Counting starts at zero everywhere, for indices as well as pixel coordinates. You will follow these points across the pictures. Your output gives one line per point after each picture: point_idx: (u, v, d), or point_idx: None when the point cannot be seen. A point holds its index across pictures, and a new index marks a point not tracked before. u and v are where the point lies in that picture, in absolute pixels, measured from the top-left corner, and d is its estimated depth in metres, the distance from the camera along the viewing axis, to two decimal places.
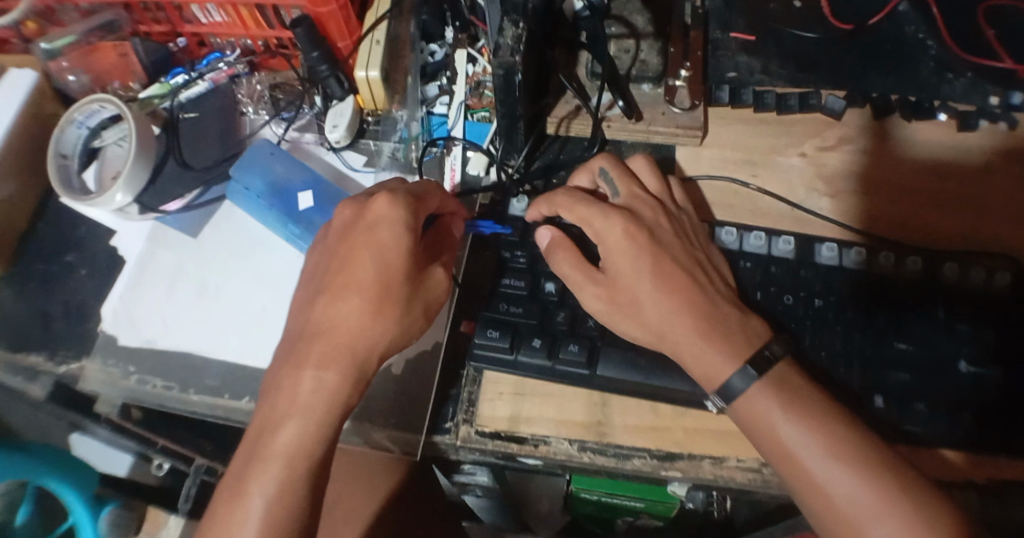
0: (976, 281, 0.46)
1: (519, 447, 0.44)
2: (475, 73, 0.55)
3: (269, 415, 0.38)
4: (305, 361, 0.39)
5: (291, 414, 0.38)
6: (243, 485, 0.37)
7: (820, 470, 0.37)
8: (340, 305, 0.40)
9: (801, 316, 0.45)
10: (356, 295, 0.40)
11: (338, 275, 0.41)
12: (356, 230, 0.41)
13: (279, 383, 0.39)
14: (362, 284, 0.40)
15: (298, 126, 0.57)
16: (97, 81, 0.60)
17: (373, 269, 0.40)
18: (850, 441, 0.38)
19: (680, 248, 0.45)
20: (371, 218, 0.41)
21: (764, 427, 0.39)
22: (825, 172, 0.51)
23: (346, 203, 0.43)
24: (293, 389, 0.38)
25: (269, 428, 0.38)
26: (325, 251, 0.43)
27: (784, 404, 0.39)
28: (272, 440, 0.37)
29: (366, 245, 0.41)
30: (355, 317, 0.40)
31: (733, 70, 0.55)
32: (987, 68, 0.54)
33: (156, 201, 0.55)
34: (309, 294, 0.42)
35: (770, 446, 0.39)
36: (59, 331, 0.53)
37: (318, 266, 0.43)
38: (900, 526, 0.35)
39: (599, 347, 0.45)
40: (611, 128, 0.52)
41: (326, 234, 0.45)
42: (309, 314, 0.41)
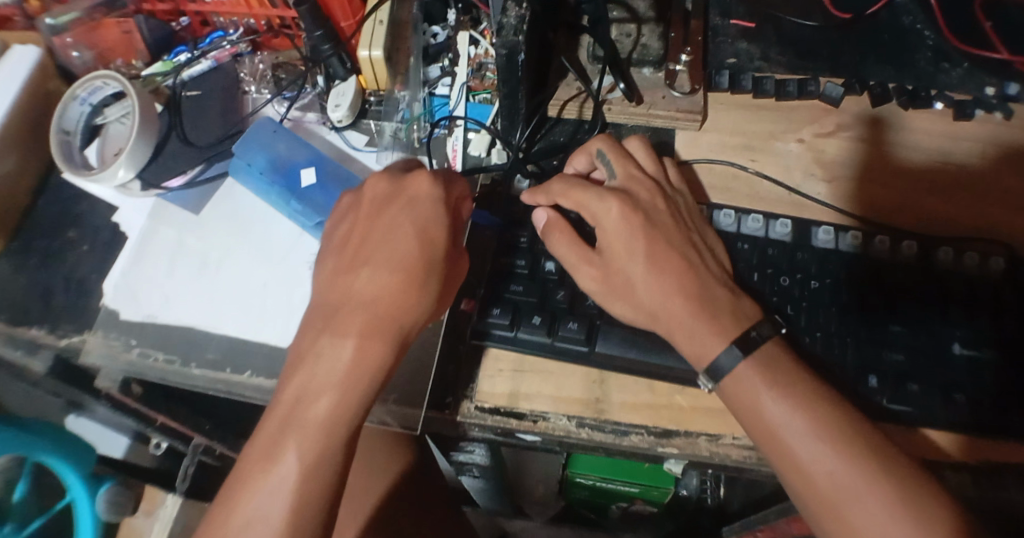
0: (971, 266, 0.47)
1: (519, 422, 0.45)
2: (477, 55, 0.55)
3: (306, 384, 0.38)
4: (344, 332, 0.38)
5: (330, 382, 0.37)
6: (277, 450, 0.36)
7: (802, 447, 0.37)
8: (381, 276, 0.40)
9: (796, 297, 0.46)
10: (398, 269, 0.40)
11: (374, 246, 0.41)
12: (396, 204, 0.42)
13: (314, 352, 0.38)
14: (404, 257, 0.40)
15: (300, 106, 0.57)
16: (100, 58, 0.60)
17: (416, 243, 0.41)
18: (834, 420, 0.38)
19: (673, 230, 0.45)
20: (412, 194, 0.42)
21: (749, 405, 0.39)
22: (823, 158, 0.52)
23: (380, 175, 0.44)
24: (333, 359, 0.38)
25: (308, 396, 0.37)
26: (356, 222, 0.43)
27: (769, 382, 0.39)
28: (313, 408, 0.37)
29: (408, 220, 0.41)
30: (397, 289, 0.40)
31: (733, 56, 0.56)
32: (984, 59, 0.55)
33: (158, 177, 0.55)
34: (341, 265, 0.41)
35: (755, 423, 0.39)
36: (60, 305, 0.53)
37: (349, 237, 0.42)
38: (878, 505, 0.35)
39: (598, 325, 0.46)
40: (612, 111, 0.52)
41: (354, 205, 0.44)
42: (344, 284, 0.40)
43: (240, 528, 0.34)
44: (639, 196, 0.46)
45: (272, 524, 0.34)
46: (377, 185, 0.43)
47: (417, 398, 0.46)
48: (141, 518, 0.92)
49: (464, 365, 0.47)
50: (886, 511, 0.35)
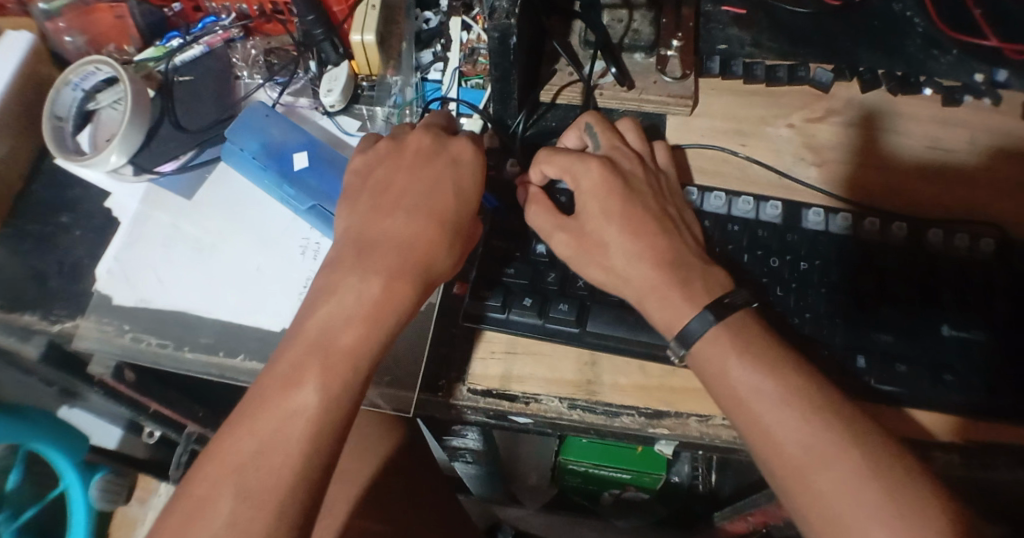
0: (961, 246, 0.48)
1: (511, 405, 0.45)
2: (469, 41, 0.56)
3: (334, 315, 0.39)
4: (377, 271, 0.40)
5: (356, 317, 0.38)
6: (298, 375, 0.37)
7: (769, 416, 0.38)
8: (417, 222, 0.41)
9: (786, 278, 0.46)
10: (434, 218, 0.41)
11: (411, 194, 0.42)
12: (438, 160, 0.44)
13: (344, 288, 0.39)
14: (439, 209, 0.42)
15: (293, 91, 0.57)
16: (93, 44, 0.60)
17: (452, 199, 0.42)
18: (802, 389, 0.38)
19: (650, 199, 0.45)
20: (454, 153, 0.44)
21: (718, 374, 0.40)
22: (813, 142, 0.52)
23: (425, 132, 0.45)
24: (361, 295, 0.39)
25: (336, 328, 0.38)
26: (394, 168, 0.44)
27: (740, 350, 0.39)
28: (340, 340, 0.38)
29: (449, 176, 0.43)
30: (429, 236, 0.41)
31: (724, 43, 0.56)
32: (974, 46, 0.55)
33: (151, 162, 0.55)
34: (376, 207, 0.42)
35: (724, 391, 0.39)
36: (53, 289, 0.53)
37: (384, 182, 0.43)
38: (849, 472, 0.35)
39: (588, 306, 0.46)
40: (603, 96, 0.53)
41: (393, 150, 0.45)
42: (377, 226, 0.41)
43: (249, 447, 0.35)
44: (621, 164, 0.46)
45: (285, 446, 0.35)
46: (419, 140, 0.45)
47: (410, 380, 0.47)
48: (135, 507, 0.92)
49: (458, 347, 0.47)
50: (855, 476, 0.35)
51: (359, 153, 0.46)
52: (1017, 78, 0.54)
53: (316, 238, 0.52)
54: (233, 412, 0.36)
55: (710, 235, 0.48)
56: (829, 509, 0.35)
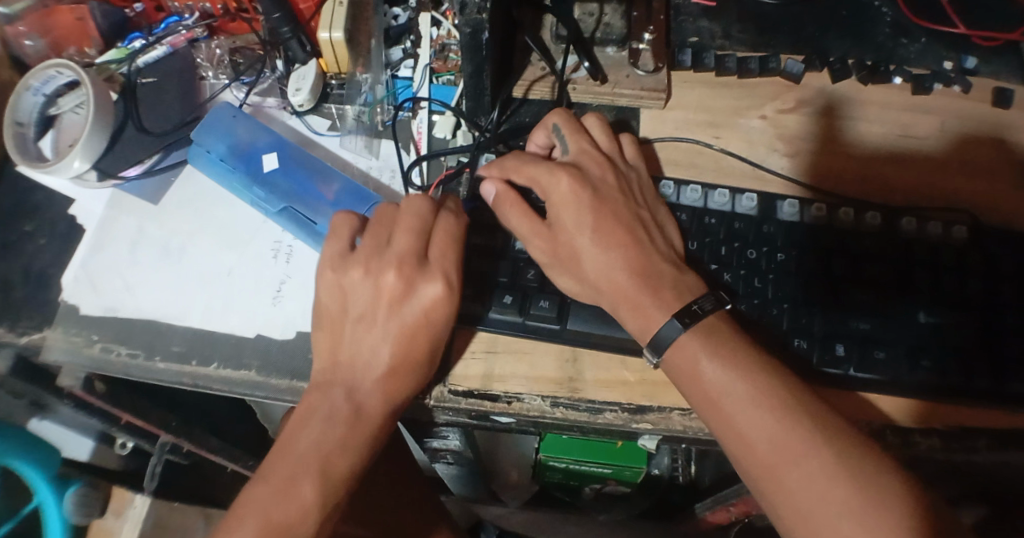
0: (934, 234, 0.48)
1: (492, 405, 0.45)
2: (440, 36, 0.53)
3: (321, 444, 0.41)
4: (363, 419, 0.42)
5: (343, 449, 0.42)
6: (293, 487, 0.40)
7: (740, 414, 0.39)
8: (394, 380, 0.43)
9: (764, 270, 0.46)
10: (407, 365, 0.43)
11: (388, 344, 0.43)
12: (411, 308, 0.43)
13: (332, 423, 0.41)
14: (415, 360, 0.43)
15: (260, 91, 0.56)
16: (54, 47, 0.58)
17: (424, 346, 0.43)
18: (773, 387, 0.39)
19: (622, 204, 0.46)
20: (423, 302, 0.42)
21: (690, 372, 0.41)
22: (786, 133, 0.52)
23: (397, 268, 0.43)
24: (349, 432, 0.42)
25: (328, 456, 0.41)
26: (370, 314, 0.44)
27: (712, 351, 0.40)
28: (332, 467, 0.41)
29: (421, 324, 0.42)
30: (406, 389, 0.43)
31: (695, 35, 0.56)
32: (942, 33, 0.56)
33: (115, 167, 0.54)
34: (354, 356, 0.43)
35: (697, 390, 0.41)
36: (18, 299, 0.52)
37: (361, 322, 0.44)
38: (817, 468, 0.37)
39: (569, 303, 0.46)
40: (577, 90, 0.52)
41: (366, 285, 0.44)
42: (355, 372, 0.43)
43: None
44: (590, 171, 0.47)
45: None
46: (391, 280, 0.43)
47: None
48: (110, 519, 0.91)
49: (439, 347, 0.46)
50: (823, 472, 0.37)
51: (331, 271, 0.45)
52: (984, 65, 0.55)
53: (289, 240, 0.51)
54: (231, 514, 0.40)
55: (686, 229, 0.48)
56: (799, 505, 0.37)
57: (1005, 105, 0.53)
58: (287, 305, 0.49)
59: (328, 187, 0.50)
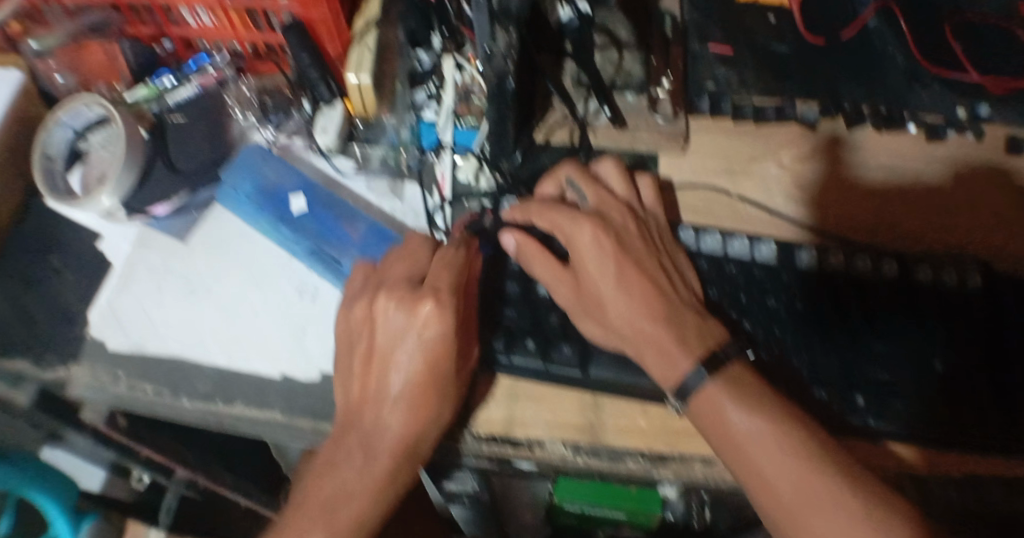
0: (949, 284, 0.49)
1: (515, 450, 0.46)
2: (463, 81, 0.55)
3: (337, 494, 0.43)
4: (375, 455, 0.43)
5: (361, 492, 0.43)
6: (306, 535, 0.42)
7: (765, 461, 0.39)
8: (400, 407, 0.43)
9: (783, 319, 0.47)
10: (410, 393, 0.43)
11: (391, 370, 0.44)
12: (411, 332, 0.44)
13: (345, 464, 0.43)
14: (421, 381, 0.43)
15: (287, 131, 0.57)
16: (83, 84, 0.60)
17: (422, 366, 0.43)
18: (796, 437, 0.40)
19: (643, 252, 0.47)
20: (421, 322, 0.43)
21: (716, 419, 0.41)
22: (801, 180, 0.53)
23: (390, 294, 0.45)
24: (363, 475, 0.43)
25: (341, 503, 0.43)
26: (371, 347, 0.45)
27: (736, 399, 0.41)
28: (342, 509, 0.43)
29: (422, 344, 0.43)
30: (418, 416, 0.43)
31: (711, 81, 0.56)
32: (955, 80, 0.57)
33: (143, 204, 0.54)
34: (364, 390, 0.44)
35: (721, 437, 0.41)
36: (45, 334, 0.52)
37: (369, 357, 0.45)
38: (842, 518, 0.37)
39: (591, 350, 0.46)
40: (597, 136, 0.54)
41: (366, 322, 0.45)
42: (368, 405, 0.44)
43: None
44: (612, 218, 0.48)
45: None
46: (386, 306, 0.44)
47: None
48: None
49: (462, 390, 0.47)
50: (848, 522, 0.37)
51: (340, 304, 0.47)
52: (994, 113, 0.55)
53: (315, 281, 0.52)
54: None
55: (705, 276, 0.49)
56: None
57: (1017, 152, 0.54)
58: (312, 345, 0.50)
59: (354, 228, 0.52)
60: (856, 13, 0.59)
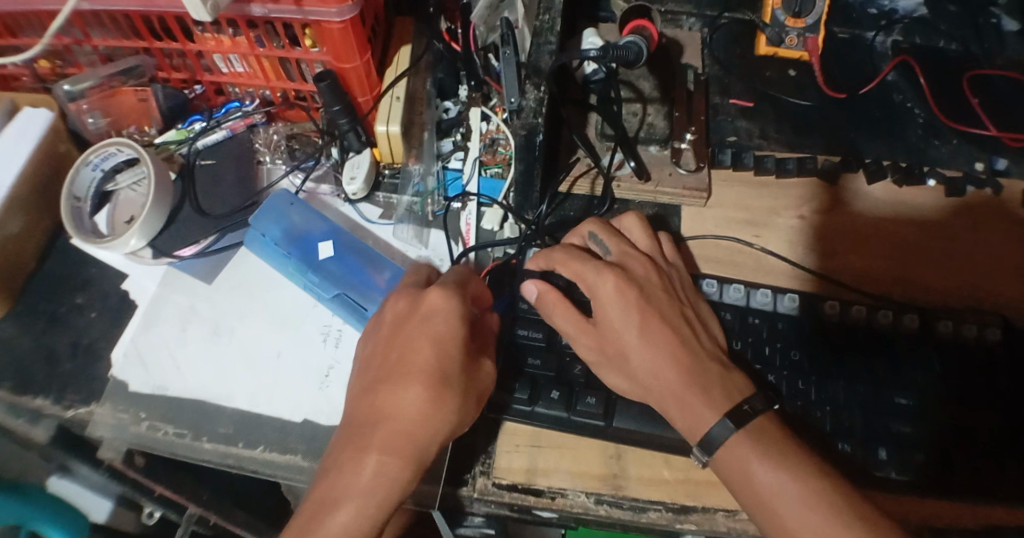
0: (970, 337, 0.48)
1: (536, 499, 0.45)
2: (489, 130, 0.58)
3: (328, 496, 0.39)
4: (369, 447, 0.40)
5: (351, 494, 0.39)
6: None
7: (792, 514, 0.39)
8: (403, 393, 0.41)
9: (807, 372, 0.47)
10: (415, 384, 0.41)
11: (397, 361, 0.43)
12: (415, 321, 0.44)
13: (339, 461, 0.40)
14: (422, 368, 0.42)
15: (315, 177, 0.59)
16: (114, 125, 0.61)
17: (430, 355, 0.42)
18: (823, 490, 0.39)
19: (666, 303, 0.47)
20: (425, 310, 0.44)
21: (741, 473, 0.41)
22: (822, 232, 0.54)
23: (399, 295, 0.46)
24: (354, 474, 0.39)
25: (331, 508, 0.39)
26: (377, 341, 0.45)
27: (762, 453, 0.40)
28: (332, 510, 0.39)
29: (425, 333, 0.43)
30: (417, 405, 0.40)
31: (733, 134, 0.58)
32: (973, 135, 0.58)
33: (169, 247, 0.56)
34: (366, 382, 0.43)
35: (747, 492, 0.40)
36: (68, 372, 0.53)
37: (375, 354, 0.44)
38: None
39: (614, 400, 0.47)
40: (621, 187, 0.54)
41: (377, 322, 0.46)
42: (368, 397, 0.42)
43: None
44: (635, 271, 0.48)
45: None
46: (397, 305, 0.45)
47: (435, 473, 0.46)
48: None
49: (484, 438, 0.47)
50: None
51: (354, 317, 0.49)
52: (1015, 165, 0.57)
53: (338, 325, 0.53)
54: None
55: (729, 328, 0.49)
56: None
57: None
58: (333, 391, 0.50)
59: (379, 275, 0.53)
60: (875, 68, 0.62)
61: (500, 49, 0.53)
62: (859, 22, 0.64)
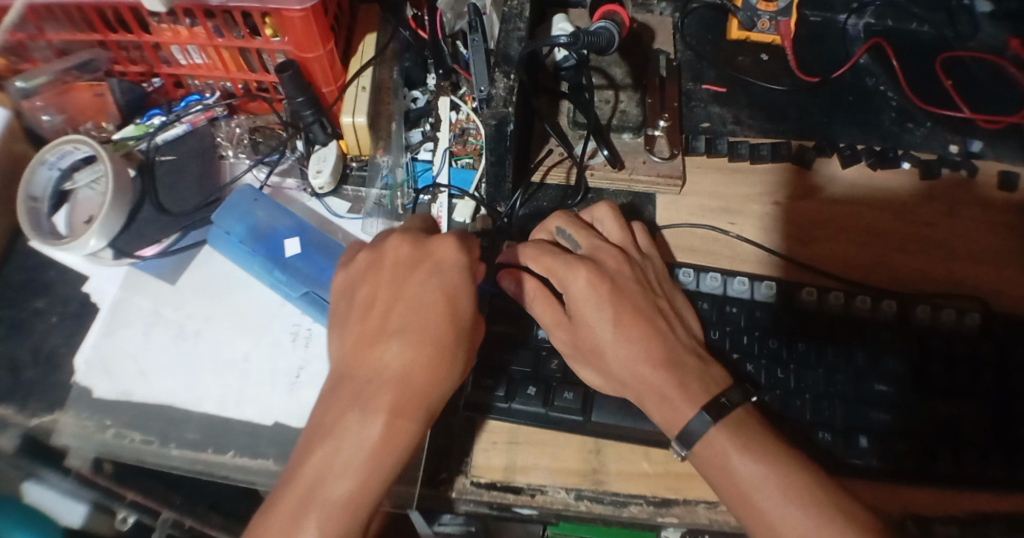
0: (948, 321, 0.48)
1: (515, 497, 0.44)
2: (459, 120, 0.58)
3: (331, 461, 0.37)
4: (376, 408, 0.37)
5: (356, 462, 0.36)
6: (299, 517, 0.35)
7: (773, 510, 0.38)
8: (412, 350, 0.39)
9: (785, 360, 0.47)
10: (426, 342, 0.39)
11: (402, 313, 0.40)
12: (423, 271, 0.41)
13: (343, 425, 0.37)
14: (434, 325, 0.39)
15: (280, 171, 0.58)
16: (71, 122, 0.58)
17: (442, 311, 0.40)
18: (803, 484, 0.38)
19: (640, 294, 0.46)
20: (436, 259, 0.41)
21: (721, 467, 0.40)
22: (798, 219, 0.53)
23: (401, 236, 0.42)
24: (359, 440, 0.37)
25: (333, 476, 0.36)
26: (378, 289, 0.41)
27: (741, 447, 0.40)
28: (334, 485, 0.36)
29: (436, 286, 0.40)
30: (429, 365, 0.38)
31: (706, 121, 0.57)
32: (945, 118, 0.58)
33: (131, 246, 0.53)
34: (363, 334, 0.40)
35: (726, 487, 0.40)
36: (30, 379, 0.51)
37: (374, 303, 0.41)
38: None
39: (592, 394, 0.46)
40: (595, 176, 0.53)
41: (374, 266, 0.42)
42: (367, 351, 0.39)
43: None
44: (606, 263, 0.47)
45: None
46: (398, 248, 0.42)
47: (411, 474, 0.45)
48: None
49: (461, 437, 0.46)
50: None
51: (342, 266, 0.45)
52: (988, 148, 0.57)
53: (308, 324, 0.51)
54: None
55: (707, 318, 0.48)
56: None
57: (1009, 188, 0.55)
58: (305, 392, 0.49)
59: None
60: (848, 52, 0.61)
61: (469, 37, 0.51)
62: (831, 5, 0.63)
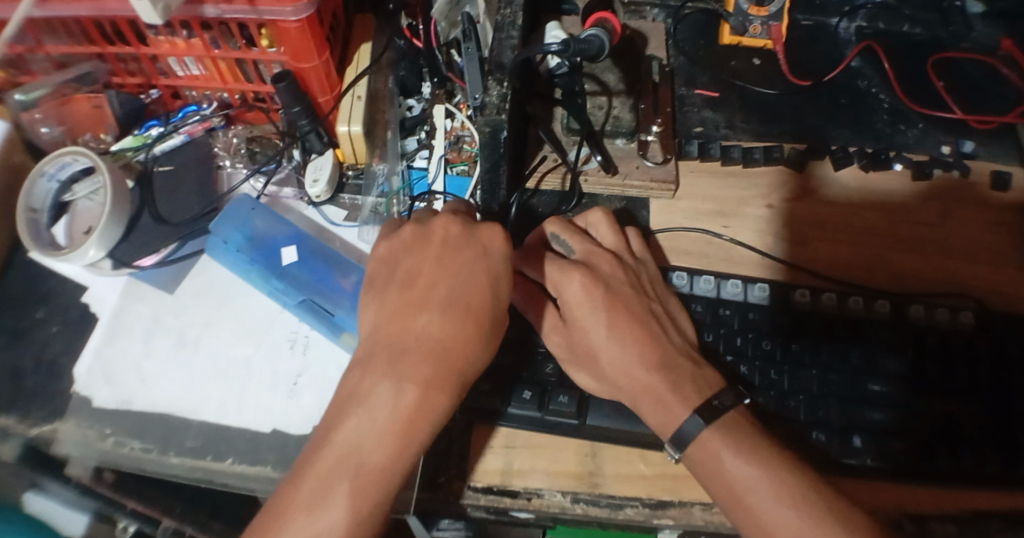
0: (943, 320, 0.49)
1: (512, 501, 0.44)
2: (453, 128, 0.58)
3: (365, 429, 0.36)
4: (414, 380, 0.37)
5: (389, 433, 0.36)
6: (331, 485, 0.35)
7: (766, 511, 0.38)
8: (455, 328, 0.39)
9: (779, 361, 0.47)
10: (469, 321, 0.40)
11: (447, 288, 0.40)
12: (470, 252, 0.42)
13: (379, 396, 0.37)
14: (478, 306, 0.40)
15: (277, 181, 0.58)
16: (70, 133, 0.58)
17: (486, 293, 0.41)
18: (796, 484, 0.39)
19: (634, 298, 0.46)
20: (483, 242, 0.42)
21: (716, 469, 0.40)
22: (792, 221, 0.54)
23: (450, 217, 0.43)
24: (393, 411, 0.37)
25: (366, 443, 0.36)
26: (422, 263, 0.41)
27: (734, 447, 0.40)
28: (369, 456, 0.36)
29: (482, 268, 0.41)
30: (470, 346, 0.39)
31: (699, 125, 0.58)
32: (937, 118, 0.58)
33: (129, 256, 0.54)
34: (406, 305, 0.40)
35: (720, 488, 0.40)
36: (30, 389, 0.51)
37: (417, 276, 0.41)
38: None
39: (588, 397, 0.46)
40: (589, 182, 0.54)
41: (419, 242, 0.43)
42: (409, 322, 0.39)
43: None
44: (600, 268, 0.47)
45: None
46: (447, 227, 0.43)
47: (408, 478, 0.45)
48: None
49: (458, 442, 0.46)
50: None
51: (383, 238, 0.44)
52: (981, 148, 0.57)
53: (305, 331, 0.52)
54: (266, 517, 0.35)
55: (701, 320, 0.48)
56: None
57: (1002, 188, 0.55)
58: (303, 398, 0.49)
59: (346, 279, 0.52)
60: (840, 55, 0.62)
61: (464, 45, 0.52)
62: (823, 8, 0.63)
